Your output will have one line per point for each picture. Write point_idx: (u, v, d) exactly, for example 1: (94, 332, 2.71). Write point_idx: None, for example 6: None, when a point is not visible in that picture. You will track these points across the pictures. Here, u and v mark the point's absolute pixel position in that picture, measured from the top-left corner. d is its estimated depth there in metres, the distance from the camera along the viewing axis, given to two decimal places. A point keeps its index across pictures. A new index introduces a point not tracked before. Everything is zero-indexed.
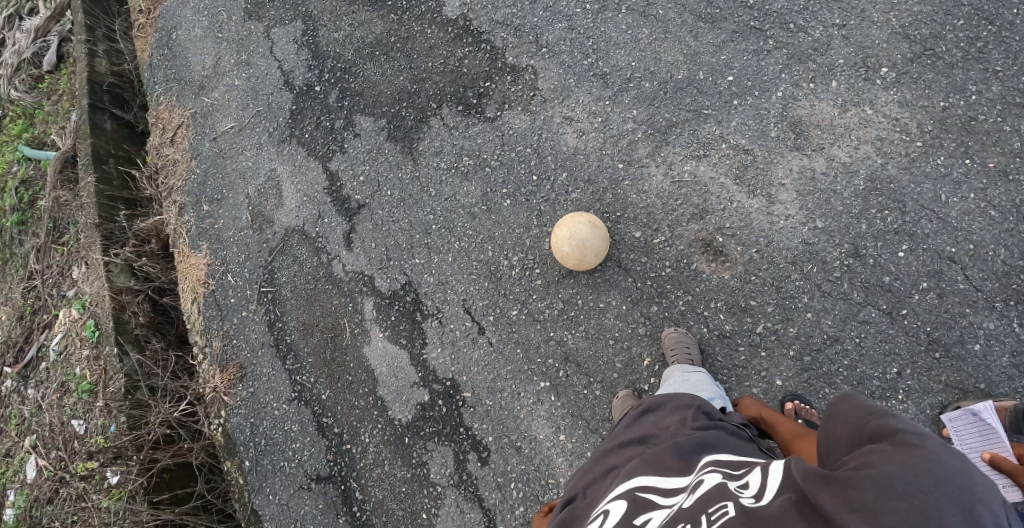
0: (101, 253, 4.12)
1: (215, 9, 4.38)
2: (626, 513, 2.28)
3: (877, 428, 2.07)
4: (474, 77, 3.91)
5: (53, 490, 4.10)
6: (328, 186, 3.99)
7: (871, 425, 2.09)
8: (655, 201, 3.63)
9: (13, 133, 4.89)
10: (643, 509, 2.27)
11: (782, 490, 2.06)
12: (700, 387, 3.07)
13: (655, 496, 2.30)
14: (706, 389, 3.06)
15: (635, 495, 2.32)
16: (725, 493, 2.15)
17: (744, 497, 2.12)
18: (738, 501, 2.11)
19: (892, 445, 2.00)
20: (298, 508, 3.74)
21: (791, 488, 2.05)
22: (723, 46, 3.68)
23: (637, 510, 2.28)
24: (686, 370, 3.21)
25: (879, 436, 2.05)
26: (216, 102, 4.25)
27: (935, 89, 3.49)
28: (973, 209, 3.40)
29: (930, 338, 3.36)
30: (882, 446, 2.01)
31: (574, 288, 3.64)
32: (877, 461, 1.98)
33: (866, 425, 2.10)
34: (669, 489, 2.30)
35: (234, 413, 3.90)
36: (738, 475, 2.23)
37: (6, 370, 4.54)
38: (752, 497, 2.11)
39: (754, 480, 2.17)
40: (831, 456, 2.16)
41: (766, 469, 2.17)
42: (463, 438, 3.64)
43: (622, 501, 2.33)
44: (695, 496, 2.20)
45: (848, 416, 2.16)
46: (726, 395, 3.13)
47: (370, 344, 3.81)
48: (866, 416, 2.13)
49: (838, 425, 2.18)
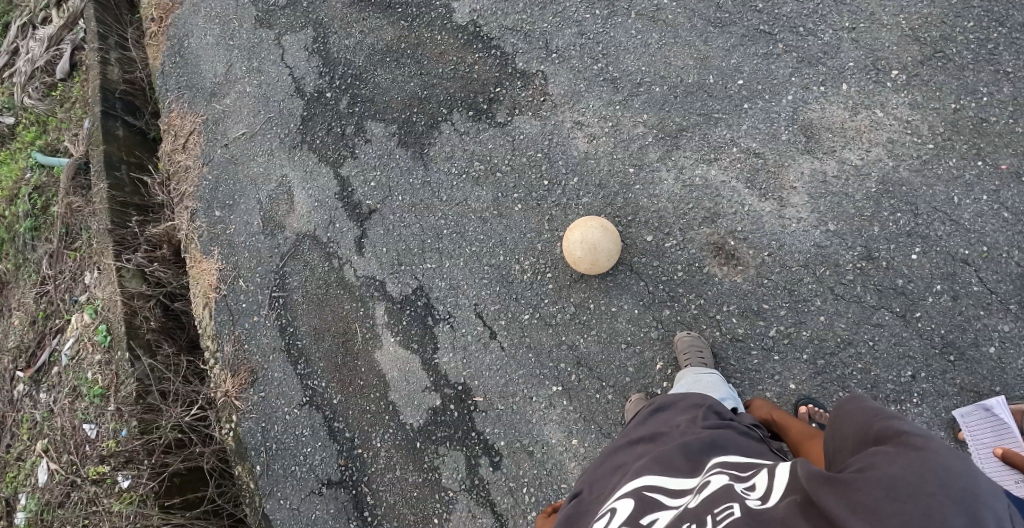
0: (114, 259, 4.13)
1: (226, 18, 4.41)
2: (633, 511, 2.26)
3: (883, 430, 2.05)
4: (485, 83, 3.93)
5: (64, 494, 4.09)
6: (339, 192, 4.00)
7: (876, 426, 2.07)
8: (667, 206, 3.63)
9: (26, 141, 4.91)
10: (650, 509, 2.25)
11: (788, 492, 2.05)
12: (712, 387, 3.04)
13: (662, 495, 2.28)
14: (717, 389, 3.03)
15: (642, 494, 2.30)
16: (731, 494, 2.15)
17: (750, 498, 2.11)
18: (744, 502, 2.10)
19: (896, 447, 1.98)
20: (310, 512, 3.74)
21: (797, 489, 2.03)
22: (733, 50, 3.69)
23: (643, 509, 2.26)
24: (698, 371, 3.18)
25: (884, 438, 2.04)
26: (228, 109, 4.27)
27: (946, 91, 3.50)
28: (985, 211, 3.39)
29: (945, 341, 3.35)
30: (887, 448, 1.99)
31: (586, 292, 3.64)
32: (881, 463, 1.96)
33: (871, 427, 2.08)
34: (675, 489, 2.29)
35: (245, 417, 3.89)
36: (744, 475, 2.23)
37: (19, 375, 4.57)
38: (758, 498, 2.10)
39: (760, 481, 2.16)
40: (837, 457, 2.14)
41: (771, 471, 2.17)
42: (475, 443, 3.64)
43: (629, 500, 2.30)
44: (701, 497, 2.19)
45: (855, 417, 2.14)
46: (737, 395, 3.09)
47: (382, 349, 3.81)
48: (871, 417, 2.10)
49: (842, 424, 2.16)
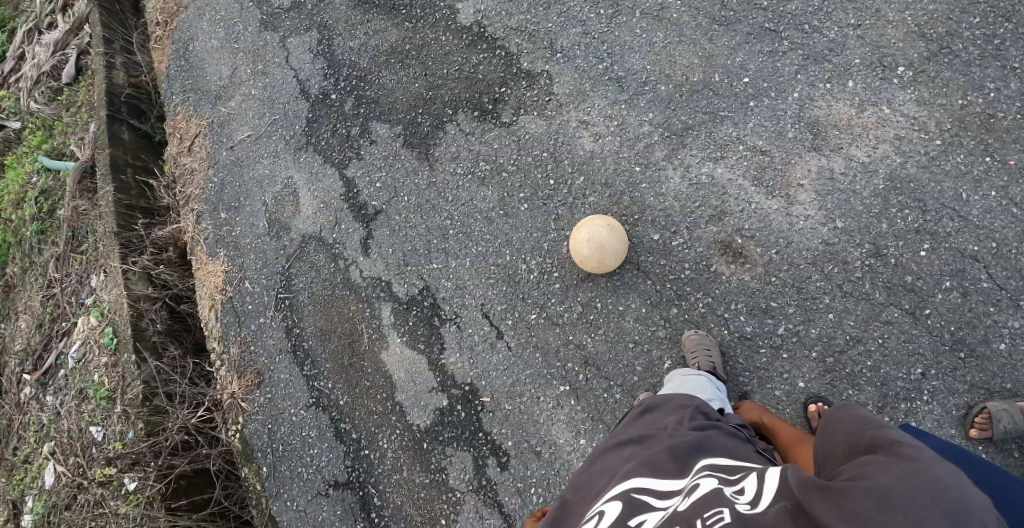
0: (120, 261, 4.12)
1: (230, 21, 4.42)
2: (621, 513, 2.23)
3: (874, 439, 2.03)
4: (489, 83, 3.93)
5: (72, 497, 4.09)
6: (345, 193, 4.00)
7: (867, 434, 2.05)
8: (673, 204, 3.62)
9: (32, 145, 4.93)
10: (638, 511, 2.23)
11: (778, 498, 2.04)
12: (699, 389, 2.98)
13: (650, 497, 2.26)
14: (704, 391, 2.96)
15: (630, 495, 2.27)
16: (721, 499, 2.13)
17: (739, 502, 2.09)
18: (734, 507, 2.08)
19: (887, 456, 1.96)
20: (316, 514, 3.73)
21: (787, 496, 2.02)
22: (738, 48, 3.68)
23: (632, 510, 2.23)
24: (686, 373, 3.12)
25: (875, 447, 2.01)
26: (233, 111, 4.28)
27: (954, 87, 3.48)
28: (994, 207, 3.37)
29: (955, 337, 3.33)
30: (879, 457, 1.97)
31: (593, 291, 3.63)
32: (873, 472, 1.93)
33: (862, 435, 2.06)
34: (664, 491, 2.27)
35: (252, 419, 3.89)
36: (733, 479, 2.21)
37: (26, 378, 4.59)
38: (748, 503, 2.08)
39: (749, 485, 2.14)
40: (827, 464, 2.12)
41: (761, 475, 2.15)
42: (482, 443, 3.62)
43: (617, 502, 2.27)
44: (691, 501, 2.17)
45: (846, 424, 2.12)
46: (725, 397, 3.02)
47: (389, 350, 3.80)
48: (862, 426, 2.08)
49: (833, 432, 2.14)
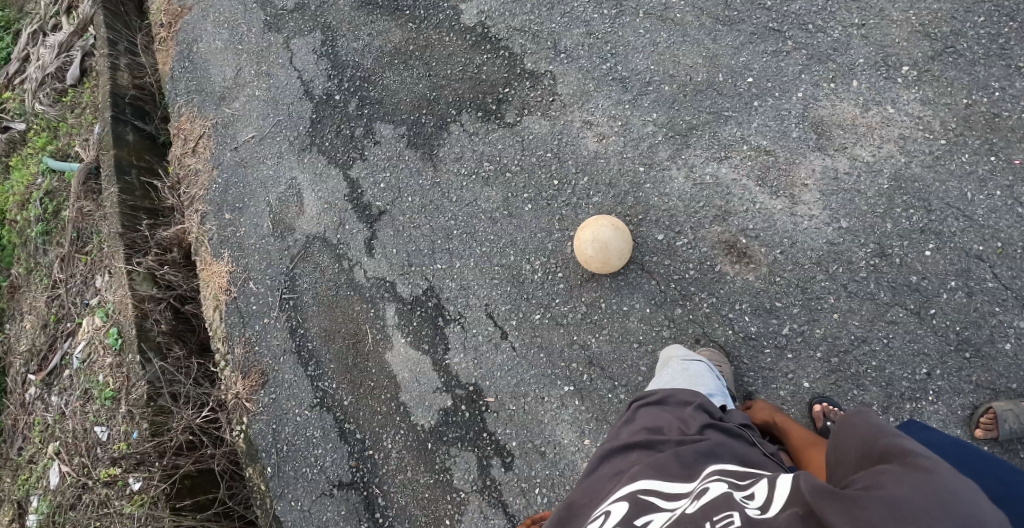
0: (124, 262, 4.13)
1: (235, 22, 4.43)
2: (627, 513, 2.22)
3: (888, 448, 2.02)
4: (493, 84, 3.93)
5: (76, 497, 4.09)
6: (349, 193, 4.01)
7: (881, 442, 2.04)
8: (677, 204, 3.62)
9: (37, 146, 4.94)
10: (644, 510, 2.22)
11: (788, 504, 2.03)
12: (698, 381, 2.84)
13: (657, 498, 2.25)
14: (704, 384, 2.83)
15: (637, 496, 2.26)
16: (731, 503, 2.12)
17: (749, 507, 2.09)
18: (744, 511, 2.08)
19: (902, 466, 1.96)
20: (320, 514, 3.73)
21: (797, 502, 2.01)
22: (742, 48, 3.68)
23: (638, 510, 2.23)
24: (685, 363, 2.99)
25: (890, 456, 2.01)
26: (237, 112, 4.29)
27: (958, 86, 3.48)
28: (999, 206, 3.37)
29: (960, 337, 3.32)
30: (893, 466, 1.96)
31: (597, 291, 3.63)
32: (887, 482, 1.93)
33: (876, 443, 2.06)
34: (670, 493, 2.26)
35: (256, 419, 3.89)
36: (742, 485, 2.21)
37: (31, 378, 4.60)
38: (758, 508, 2.08)
39: (759, 491, 2.15)
40: (838, 470, 2.11)
41: (771, 482, 2.15)
42: (486, 444, 3.62)
43: (624, 502, 2.26)
44: (700, 503, 2.16)
45: (860, 431, 2.11)
46: (726, 387, 2.89)
47: (393, 350, 3.80)
48: (877, 433, 2.08)
49: (847, 438, 2.13)
